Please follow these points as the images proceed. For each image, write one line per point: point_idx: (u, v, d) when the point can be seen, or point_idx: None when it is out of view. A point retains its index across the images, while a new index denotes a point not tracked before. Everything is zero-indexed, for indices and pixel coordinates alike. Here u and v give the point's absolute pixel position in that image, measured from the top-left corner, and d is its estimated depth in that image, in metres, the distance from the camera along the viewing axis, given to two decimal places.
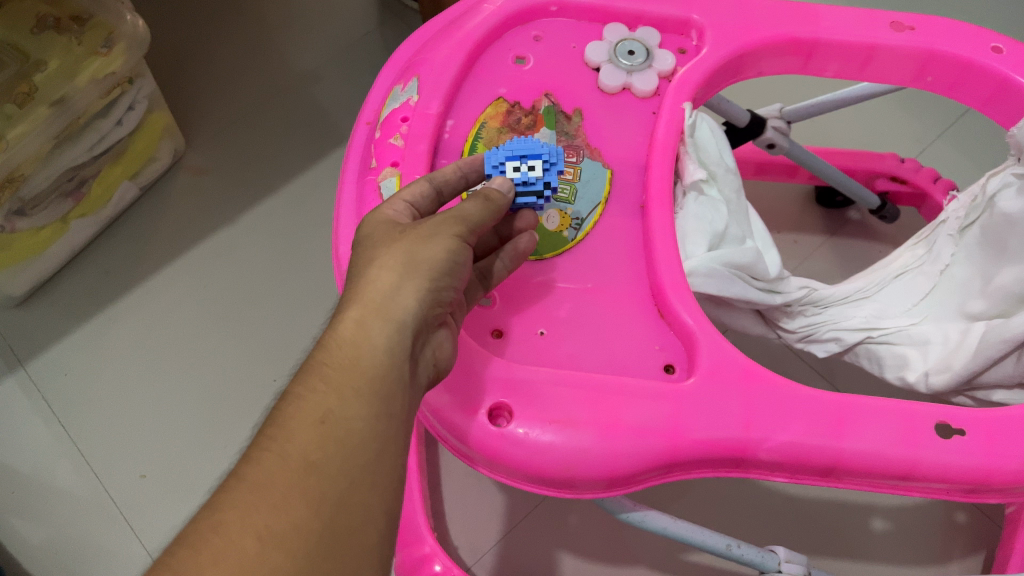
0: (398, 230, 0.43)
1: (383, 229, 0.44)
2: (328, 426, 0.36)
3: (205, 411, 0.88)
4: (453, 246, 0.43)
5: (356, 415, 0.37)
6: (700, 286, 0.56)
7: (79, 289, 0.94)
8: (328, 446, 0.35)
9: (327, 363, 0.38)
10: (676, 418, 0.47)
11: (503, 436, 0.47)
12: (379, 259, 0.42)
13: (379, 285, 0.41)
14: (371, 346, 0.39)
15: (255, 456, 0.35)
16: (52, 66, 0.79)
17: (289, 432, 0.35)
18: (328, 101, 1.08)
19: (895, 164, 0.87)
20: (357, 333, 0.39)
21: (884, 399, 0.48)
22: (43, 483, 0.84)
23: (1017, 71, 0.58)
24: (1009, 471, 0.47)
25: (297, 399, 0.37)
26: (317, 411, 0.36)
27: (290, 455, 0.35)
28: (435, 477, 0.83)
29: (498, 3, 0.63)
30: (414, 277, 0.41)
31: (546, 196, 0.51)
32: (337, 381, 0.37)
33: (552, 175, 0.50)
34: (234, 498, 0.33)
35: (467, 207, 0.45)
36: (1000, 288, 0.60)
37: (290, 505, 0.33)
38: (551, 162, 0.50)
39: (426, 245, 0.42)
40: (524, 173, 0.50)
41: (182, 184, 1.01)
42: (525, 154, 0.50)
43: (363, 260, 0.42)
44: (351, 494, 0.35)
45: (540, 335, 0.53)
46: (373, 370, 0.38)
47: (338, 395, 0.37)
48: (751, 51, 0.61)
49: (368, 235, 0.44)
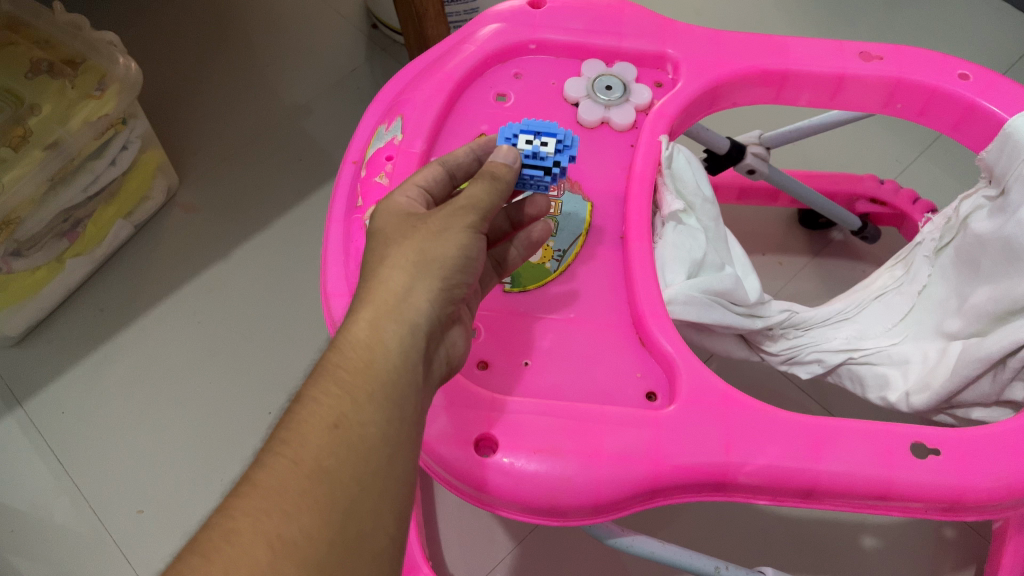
0: (410, 224, 0.44)
1: (396, 222, 0.45)
2: (342, 430, 0.37)
3: (202, 446, 0.89)
4: (463, 237, 0.44)
5: (368, 420, 0.37)
6: (680, 314, 0.58)
7: (75, 327, 0.95)
8: (340, 452, 0.36)
9: (341, 366, 0.39)
10: (658, 445, 0.49)
11: (490, 467, 0.48)
12: (391, 257, 0.43)
13: (392, 285, 0.42)
14: (384, 347, 0.40)
15: (269, 461, 0.35)
16: (45, 110, 0.81)
17: (303, 436, 0.36)
18: (318, 136, 1.10)
19: (875, 185, 0.89)
20: (371, 335, 0.40)
21: (859, 422, 0.50)
22: (42, 520, 0.85)
23: (983, 97, 0.60)
24: (982, 489, 0.48)
25: (312, 402, 0.37)
26: (330, 416, 0.37)
27: (303, 461, 0.35)
28: (430, 506, 0.84)
29: (479, 43, 0.65)
30: (426, 276, 0.42)
31: (555, 177, 0.51)
32: (351, 385, 0.38)
33: (563, 156, 0.51)
34: (245, 503, 0.34)
35: (473, 186, 0.45)
36: (974, 307, 0.61)
37: (302, 511, 0.34)
38: (564, 143, 0.51)
39: (438, 240, 0.43)
40: (536, 147, 0.50)
41: (176, 221, 1.03)
42: (540, 130, 0.51)
43: (375, 256, 0.44)
44: (363, 500, 0.36)
45: (525, 365, 0.54)
46: (385, 373, 0.39)
47: (351, 400, 0.38)
48: (723, 84, 0.63)
49: (381, 228, 0.45)
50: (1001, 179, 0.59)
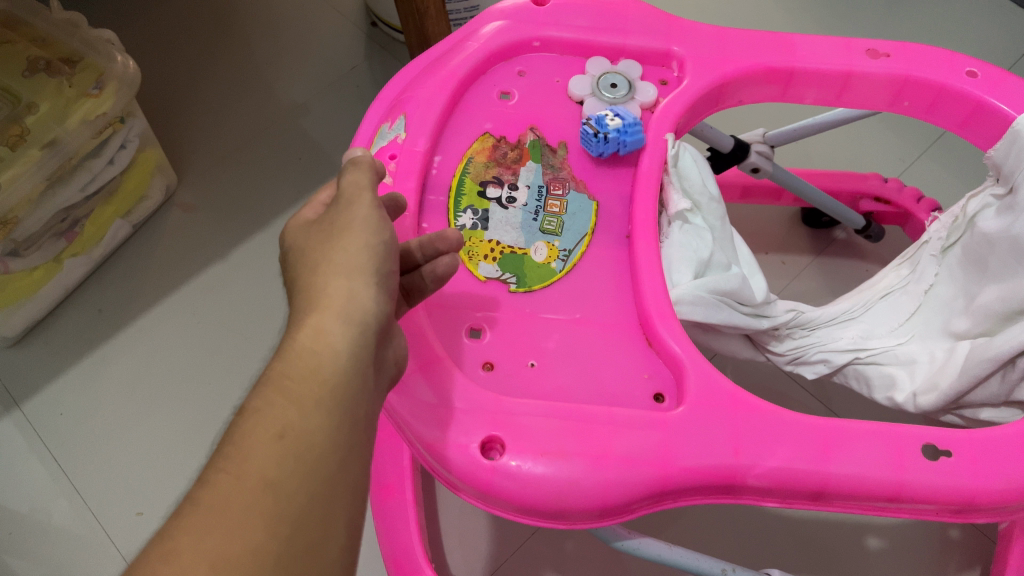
0: (327, 232, 0.44)
1: (313, 234, 0.45)
2: (287, 440, 0.36)
3: (201, 447, 0.88)
4: (373, 221, 0.44)
5: (316, 428, 0.37)
6: (688, 314, 0.57)
7: (73, 328, 0.94)
8: (286, 462, 0.35)
9: (286, 376, 0.38)
10: (665, 447, 0.48)
11: (495, 470, 0.48)
12: (322, 265, 0.43)
13: (330, 291, 0.41)
14: (332, 351, 0.39)
15: (211, 478, 0.34)
16: (43, 108, 0.80)
17: (247, 450, 0.35)
18: (318, 134, 1.09)
19: (878, 184, 0.88)
20: (316, 341, 0.39)
21: (870, 423, 0.49)
22: (40, 522, 0.84)
23: (992, 95, 0.59)
24: (995, 491, 0.47)
25: (256, 413, 0.37)
26: (275, 426, 0.36)
27: (248, 474, 0.34)
28: (432, 507, 0.83)
29: (481, 41, 0.64)
30: (361, 275, 0.42)
31: (593, 137, 0.59)
32: (297, 393, 0.37)
33: (615, 131, 0.59)
34: (188, 523, 0.33)
35: (354, 173, 0.45)
36: (982, 306, 0.61)
37: (247, 525, 0.33)
38: (625, 129, 0.59)
39: (357, 235, 0.43)
40: (607, 117, 0.59)
41: (175, 220, 1.02)
42: (621, 116, 0.60)
43: (303, 269, 0.43)
44: (312, 510, 0.35)
45: (530, 367, 0.53)
46: (334, 378, 0.38)
47: (297, 408, 0.37)
48: (730, 82, 0.63)
49: (301, 246, 0.45)
50: (1009, 178, 0.59)
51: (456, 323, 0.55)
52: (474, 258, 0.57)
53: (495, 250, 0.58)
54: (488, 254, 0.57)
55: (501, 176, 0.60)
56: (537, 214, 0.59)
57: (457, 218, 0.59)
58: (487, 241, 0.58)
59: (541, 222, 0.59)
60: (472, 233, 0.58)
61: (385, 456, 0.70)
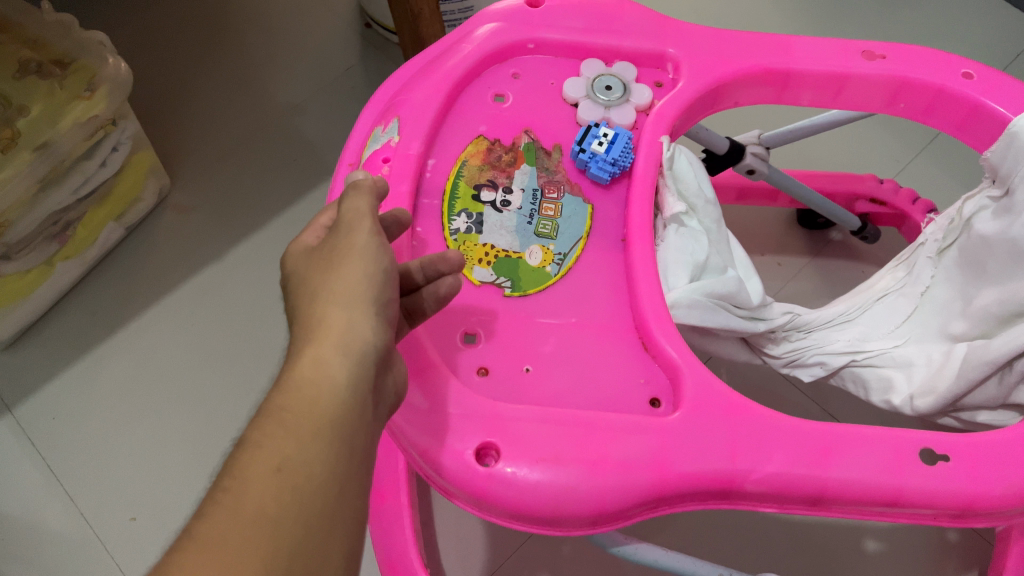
0: (327, 258, 0.44)
1: (313, 261, 0.44)
2: (286, 473, 0.35)
3: (195, 451, 0.88)
4: (372, 249, 0.43)
5: (314, 460, 0.36)
6: (683, 318, 0.57)
7: (66, 331, 0.94)
8: (283, 495, 0.34)
9: (285, 408, 0.37)
10: (663, 452, 0.48)
11: (491, 477, 0.47)
12: (321, 293, 0.42)
13: (330, 320, 0.41)
14: (331, 382, 0.39)
15: (208, 512, 0.33)
16: (34, 111, 0.79)
17: (245, 483, 0.34)
18: (313, 135, 1.09)
19: (874, 185, 0.88)
20: (316, 371, 0.39)
21: (868, 427, 0.49)
22: (33, 528, 0.84)
23: (988, 97, 0.59)
24: (994, 495, 0.47)
25: (256, 446, 0.36)
26: (273, 459, 0.35)
27: (245, 508, 0.33)
28: (428, 511, 0.83)
29: (475, 42, 0.64)
30: (360, 304, 0.42)
31: (579, 152, 0.60)
32: (295, 424, 0.37)
33: (601, 151, 0.59)
34: (184, 559, 0.32)
35: (355, 199, 0.45)
36: (980, 309, 0.61)
37: (245, 559, 0.32)
38: (615, 149, 0.59)
39: (356, 262, 0.43)
40: (600, 135, 0.60)
41: (169, 222, 1.01)
42: (615, 136, 0.60)
43: (302, 297, 0.43)
44: (309, 543, 0.34)
45: (525, 371, 0.53)
46: (332, 410, 0.38)
47: (296, 440, 0.36)
48: (726, 83, 0.63)
49: (301, 273, 0.44)
50: (1006, 179, 0.59)
51: (451, 328, 0.54)
52: (468, 262, 0.57)
53: (489, 254, 0.57)
54: (483, 258, 0.57)
55: (496, 179, 0.60)
56: (531, 218, 0.59)
57: (451, 221, 0.58)
58: (482, 245, 0.58)
59: (536, 226, 0.59)
60: (466, 237, 0.58)
61: (380, 461, 0.70)
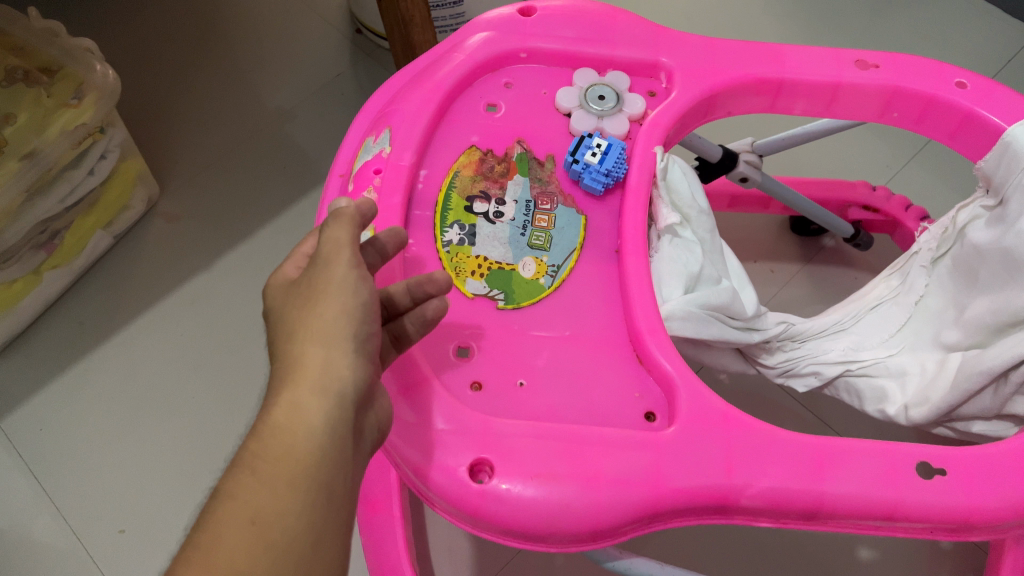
0: (304, 294, 0.43)
1: (291, 296, 0.43)
2: (259, 526, 0.35)
3: (184, 462, 0.87)
4: (350, 282, 0.42)
5: (289, 511, 0.36)
6: (678, 330, 0.56)
7: (54, 341, 0.93)
8: (256, 550, 0.34)
9: (261, 455, 0.37)
10: (658, 467, 0.47)
11: (484, 494, 0.47)
12: (298, 332, 0.41)
13: (307, 361, 0.40)
14: (307, 427, 0.38)
15: (180, 567, 0.33)
16: (20, 120, 0.78)
17: (218, 538, 0.34)
18: (304, 141, 1.08)
19: (867, 193, 0.88)
20: (292, 417, 0.38)
21: (863, 441, 0.49)
22: (20, 541, 0.82)
23: (981, 106, 0.59)
24: (989, 508, 0.47)
25: (229, 497, 0.36)
26: (247, 512, 0.35)
27: (218, 565, 0.33)
28: (420, 522, 0.82)
29: (467, 52, 0.63)
30: (337, 343, 0.41)
31: (572, 162, 0.59)
32: (270, 474, 0.36)
33: (595, 162, 0.59)
34: None
35: (335, 228, 0.44)
36: (973, 318, 0.61)
37: None
38: (609, 160, 0.59)
39: (334, 299, 0.42)
40: (594, 145, 0.59)
41: (157, 231, 1.00)
42: (609, 146, 0.59)
43: (280, 336, 0.42)
44: None
45: (519, 386, 0.52)
46: (309, 457, 0.37)
47: (270, 490, 0.36)
48: (719, 93, 0.62)
49: (280, 309, 0.43)
50: (999, 189, 0.58)
51: (444, 342, 0.54)
52: (460, 274, 0.56)
53: (482, 266, 0.57)
54: (475, 270, 0.56)
55: (488, 190, 0.59)
56: (525, 229, 0.58)
57: (443, 233, 0.58)
58: (475, 257, 0.57)
59: (529, 237, 0.58)
60: (459, 249, 0.57)
61: (372, 474, 0.69)
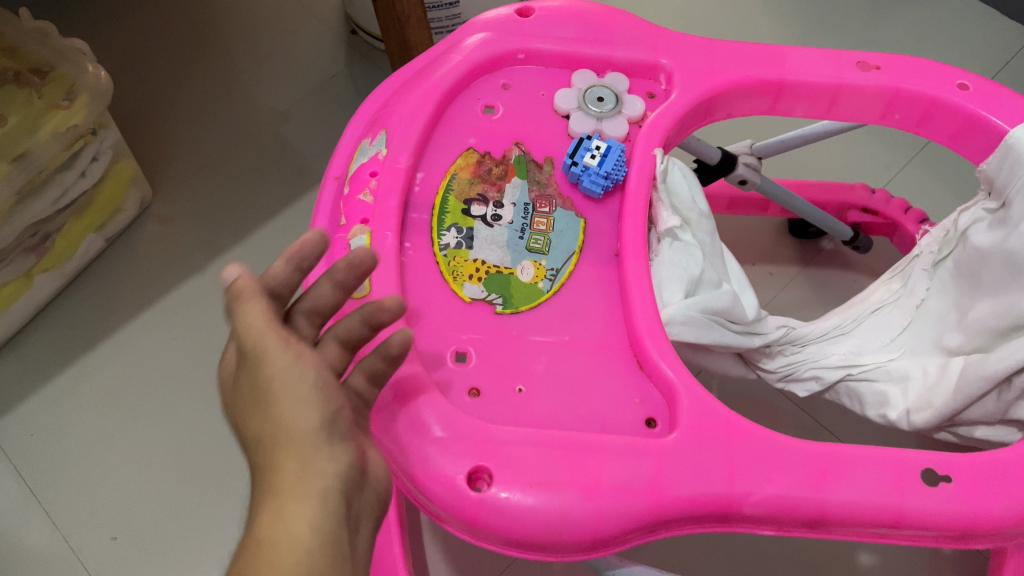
0: (248, 390, 0.38)
1: (238, 394, 0.39)
2: None
3: (178, 468, 0.86)
4: (293, 366, 0.37)
5: None
6: (678, 334, 0.56)
7: (46, 345, 0.92)
8: None
9: None
10: (660, 475, 0.47)
11: (482, 502, 0.46)
12: (260, 433, 0.37)
13: (277, 465, 0.36)
14: (295, 540, 0.34)
15: None
16: (12, 121, 0.77)
17: None
18: (298, 143, 1.07)
19: (866, 195, 0.87)
20: (276, 533, 0.34)
21: (868, 447, 0.48)
22: (10, 548, 0.81)
23: (984, 108, 0.58)
24: (996, 516, 0.46)
25: None
26: None
27: None
28: (416, 528, 0.81)
29: (465, 53, 0.62)
30: (301, 437, 0.36)
31: (571, 167, 0.58)
32: None
33: (593, 168, 0.58)
34: None
35: (246, 313, 0.38)
36: (976, 322, 0.60)
37: None
38: (607, 164, 0.58)
39: (281, 388, 0.37)
40: (592, 150, 0.58)
41: (150, 233, 0.99)
42: (608, 150, 0.58)
43: (242, 440, 0.38)
44: None
45: (518, 392, 0.51)
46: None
47: None
48: (718, 94, 0.62)
49: (234, 408, 0.39)
50: (1002, 192, 0.58)
51: (441, 347, 0.53)
52: (458, 278, 0.55)
53: (480, 270, 0.56)
54: (473, 274, 0.56)
55: (486, 193, 0.59)
56: (523, 232, 0.57)
57: (440, 236, 0.57)
58: (472, 260, 0.56)
59: (527, 240, 0.57)
60: (456, 252, 0.56)
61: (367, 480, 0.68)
